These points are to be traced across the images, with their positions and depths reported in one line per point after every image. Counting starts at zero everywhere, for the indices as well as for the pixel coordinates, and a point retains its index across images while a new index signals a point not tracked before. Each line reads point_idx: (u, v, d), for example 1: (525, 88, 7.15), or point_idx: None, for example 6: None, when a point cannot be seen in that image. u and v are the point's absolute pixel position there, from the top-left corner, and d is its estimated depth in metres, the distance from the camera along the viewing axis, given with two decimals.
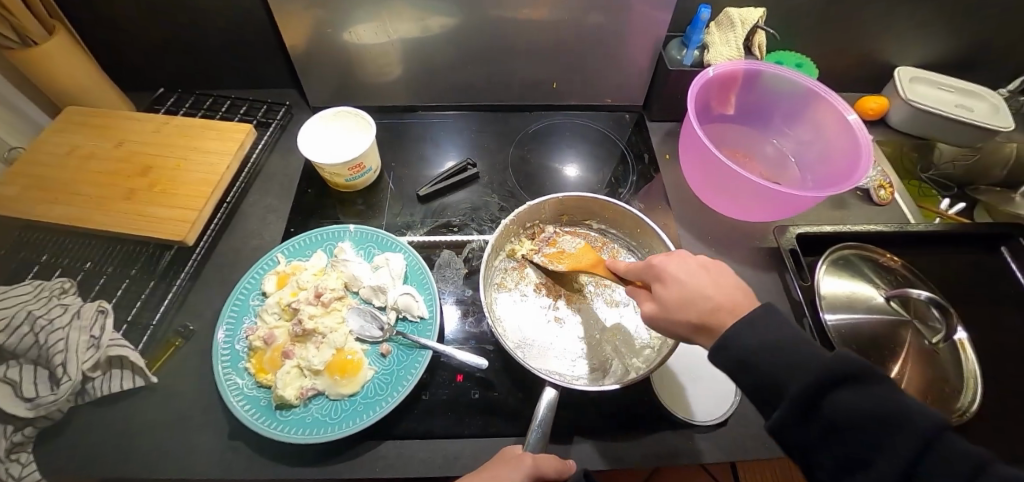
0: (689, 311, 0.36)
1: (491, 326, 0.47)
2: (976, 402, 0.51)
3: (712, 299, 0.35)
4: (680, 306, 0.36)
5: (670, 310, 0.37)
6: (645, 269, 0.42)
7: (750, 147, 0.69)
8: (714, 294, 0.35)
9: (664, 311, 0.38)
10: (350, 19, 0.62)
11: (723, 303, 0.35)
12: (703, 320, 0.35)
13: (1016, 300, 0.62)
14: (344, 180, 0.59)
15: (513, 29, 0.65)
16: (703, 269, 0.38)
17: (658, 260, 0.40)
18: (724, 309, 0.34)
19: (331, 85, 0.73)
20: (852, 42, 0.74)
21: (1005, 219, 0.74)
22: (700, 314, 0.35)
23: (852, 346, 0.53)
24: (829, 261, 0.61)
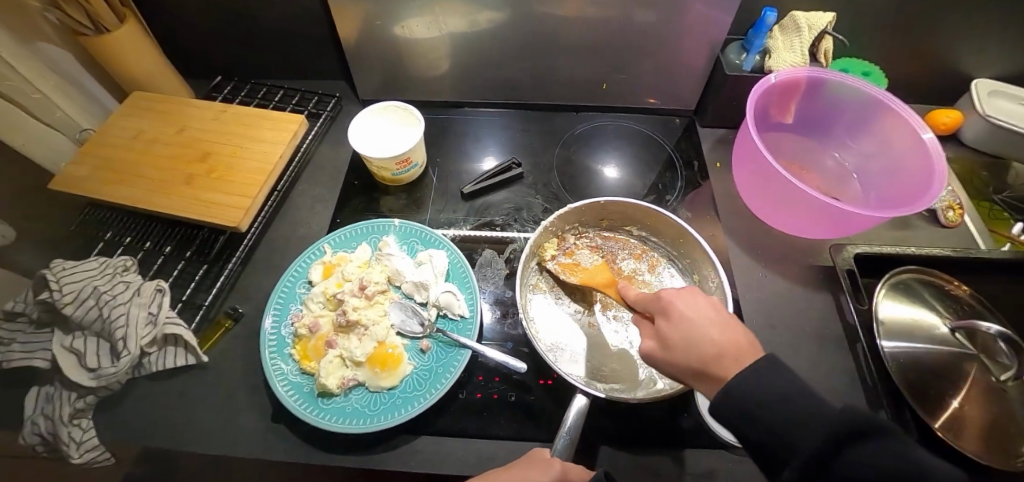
0: (692, 353, 0.34)
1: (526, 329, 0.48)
2: None
3: (716, 344, 0.33)
4: (682, 346, 0.35)
5: (672, 350, 0.36)
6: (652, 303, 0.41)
7: (808, 158, 0.66)
8: (718, 338, 0.34)
9: (666, 350, 0.37)
10: (404, 13, 0.62)
11: (726, 348, 0.33)
12: (703, 365, 0.33)
13: None
14: (390, 174, 0.59)
15: (564, 27, 0.64)
16: (711, 310, 0.36)
17: (665, 295, 0.39)
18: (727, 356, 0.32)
19: (380, 78, 0.73)
20: (926, 51, 0.69)
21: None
22: (702, 358, 0.33)
23: (911, 376, 0.50)
24: (888, 284, 0.57)
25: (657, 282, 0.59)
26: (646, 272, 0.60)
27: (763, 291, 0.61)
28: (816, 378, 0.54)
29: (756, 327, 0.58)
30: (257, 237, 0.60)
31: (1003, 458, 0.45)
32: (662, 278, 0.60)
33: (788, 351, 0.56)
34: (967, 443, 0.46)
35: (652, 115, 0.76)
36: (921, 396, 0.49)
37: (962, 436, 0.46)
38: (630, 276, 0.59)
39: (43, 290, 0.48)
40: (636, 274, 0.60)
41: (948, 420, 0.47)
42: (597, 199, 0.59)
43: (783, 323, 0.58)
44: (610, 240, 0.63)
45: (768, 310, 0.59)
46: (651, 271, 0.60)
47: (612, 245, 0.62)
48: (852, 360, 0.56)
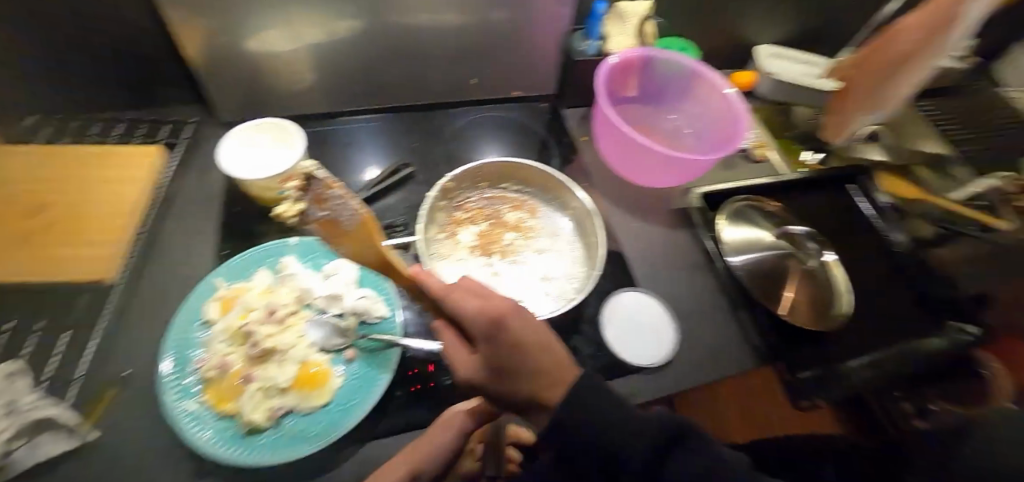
0: (520, 383, 0.34)
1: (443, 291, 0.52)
2: (844, 309, 0.67)
3: (541, 373, 0.33)
4: (507, 375, 0.34)
5: (498, 380, 0.35)
6: (470, 321, 0.36)
7: (652, 123, 0.79)
8: (542, 362, 0.34)
9: (493, 377, 0.35)
10: (254, 26, 0.59)
11: (552, 372, 0.34)
12: (534, 394, 0.33)
13: (844, 228, 0.84)
14: (276, 194, 0.57)
15: (425, 34, 0.68)
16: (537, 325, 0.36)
17: (492, 313, 0.35)
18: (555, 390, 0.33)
19: (240, 96, 0.69)
20: (716, 28, 0.88)
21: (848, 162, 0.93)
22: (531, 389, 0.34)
23: (753, 279, 0.66)
24: (731, 215, 0.74)
25: (540, 224, 0.66)
26: (529, 218, 0.66)
27: (640, 238, 0.73)
28: (688, 299, 0.68)
29: (638, 269, 0.69)
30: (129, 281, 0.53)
31: (815, 322, 0.64)
32: (543, 220, 0.66)
33: (666, 283, 0.69)
34: (795, 318, 0.63)
35: (518, 104, 0.83)
36: (760, 293, 0.65)
37: (793, 315, 0.64)
38: (517, 225, 0.64)
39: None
40: (522, 221, 0.65)
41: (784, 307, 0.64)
42: (472, 164, 0.63)
43: (657, 260, 0.71)
44: (492, 199, 0.67)
45: (645, 252, 0.71)
46: (532, 216, 0.66)
47: (494, 202, 0.66)
48: (710, 277, 0.71)
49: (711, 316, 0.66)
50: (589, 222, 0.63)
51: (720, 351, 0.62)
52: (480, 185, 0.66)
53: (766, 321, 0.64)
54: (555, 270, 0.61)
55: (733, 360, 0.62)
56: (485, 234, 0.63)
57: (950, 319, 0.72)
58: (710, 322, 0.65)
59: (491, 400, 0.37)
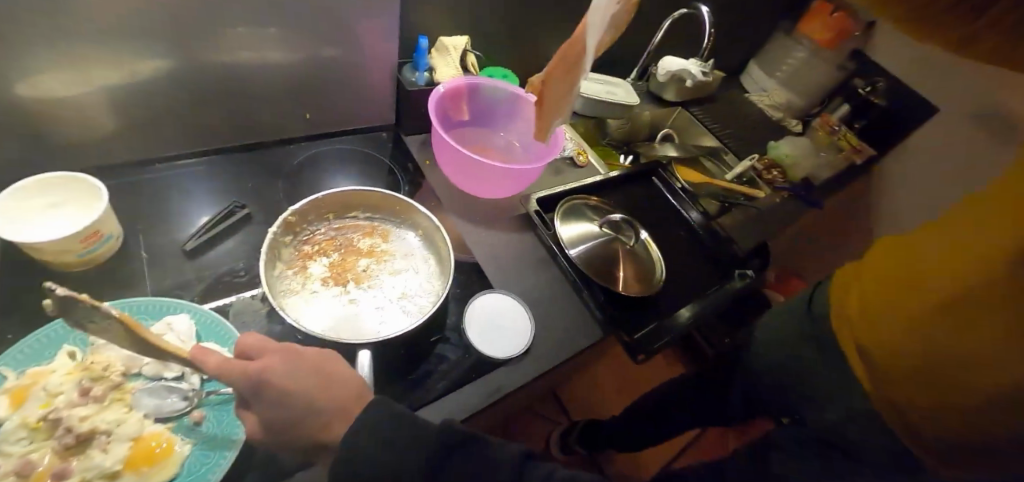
0: (302, 427, 0.41)
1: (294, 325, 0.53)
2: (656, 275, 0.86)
3: (320, 414, 0.42)
4: (288, 424, 0.42)
5: (280, 422, 0.41)
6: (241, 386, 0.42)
7: (489, 143, 0.91)
8: (322, 406, 0.42)
9: (275, 428, 0.42)
10: (24, 72, 0.53)
11: (331, 412, 0.42)
12: (316, 433, 0.42)
13: (652, 209, 1.06)
14: (75, 256, 0.52)
15: (246, 72, 0.69)
16: (308, 364, 0.44)
17: (257, 368, 0.41)
18: (333, 418, 0.42)
19: (7, 150, 0.59)
20: (530, 59, 1.05)
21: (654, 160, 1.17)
22: (310, 424, 0.42)
23: (588, 264, 0.81)
24: (566, 215, 0.88)
25: (394, 246, 0.71)
26: (382, 243, 0.71)
27: (492, 245, 0.82)
28: (538, 289, 0.79)
29: (491, 272, 0.79)
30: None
31: (639, 289, 0.82)
32: (397, 243, 0.72)
33: (518, 279, 0.80)
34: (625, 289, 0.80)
35: (360, 135, 0.87)
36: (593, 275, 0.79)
37: (623, 286, 0.80)
38: (370, 251, 0.69)
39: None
40: (375, 247, 0.70)
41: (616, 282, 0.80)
42: (316, 196, 0.66)
43: (507, 261, 0.81)
44: (341, 228, 0.71)
45: (496, 256, 0.81)
46: (385, 240, 0.71)
47: (344, 231, 0.70)
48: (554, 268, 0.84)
49: (559, 300, 0.79)
50: (438, 238, 0.70)
51: (570, 328, 0.75)
52: (327, 217, 0.69)
53: (602, 296, 0.78)
54: (412, 287, 0.67)
55: (581, 332, 0.75)
56: (338, 264, 0.66)
57: (736, 268, 0.97)
58: (556, 305, 0.78)
59: (279, 446, 0.44)
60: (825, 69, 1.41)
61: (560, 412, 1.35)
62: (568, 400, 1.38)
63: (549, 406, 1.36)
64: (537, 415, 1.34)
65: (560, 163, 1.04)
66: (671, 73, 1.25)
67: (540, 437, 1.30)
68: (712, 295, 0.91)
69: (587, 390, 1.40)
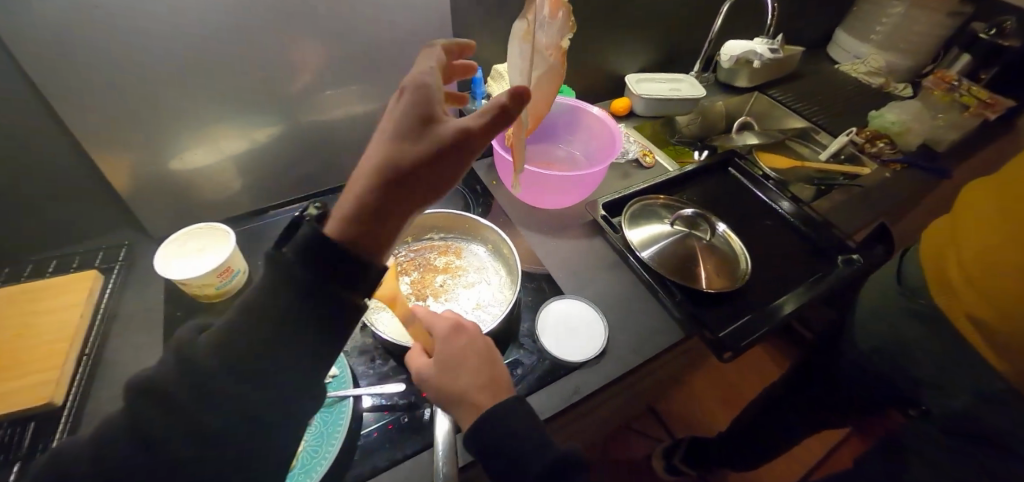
0: (468, 381, 0.49)
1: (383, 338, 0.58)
2: (745, 269, 0.78)
3: (485, 378, 0.49)
4: (455, 371, 0.49)
5: (451, 375, 0.49)
6: (436, 330, 0.53)
7: (549, 155, 0.92)
8: (486, 374, 0.50)
9: (442, 374, 0.50)
10: (177, 149, 0.68)
11: (488, 383, 0.49)
12: (475, 394, 0.48)
13: (735, 201, 0.97)
14: (214, 288, 0.59)
15: (336, 125, 0.80)
16: (485, 342, 0.54)
17: (457, 323, 0.53)
18: (493, 390, 0.49)
19: (173, 212, 0.75)
20: (585, 71, 1.07)
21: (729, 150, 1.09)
22: (474, 382, 0.49)
23: (663, 265, 0.76)
24: (631, 216, 0.85)
25: (467, 262, 0.74)
26: (456, 259, 0.74)
27: (563, 254, 0.83)
28: (612, 294, 0.77)
29: (562, 279, 0.78)
30: (83, 391, 0.51)
31: (726, 283, 0.75)
32: (469, 258, 0.75)
33: (592, 285, 0.78)
34: (711, 285, 0.74)
35: None
36: (672, 274, 0.75)
37: (707, 283, 0.74)
38: (446, 267, 0.72)
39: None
40: (449, 264, 0.73)
41: (698, 279, 0.74)
42: None
43: (578, 268, 0.81)
44: (419, 250, 0.76)
45: (566, 264, 0.81)
46: (459, 256, 0.75)
47: (422, 252, 0.75)
48: (630, 272, 0.80)
49: (635, 302, 0.76)
50: (505, 249, 0.72)
51: (652, 332, 0.71)
52: (406, 241, 0.75)
53: (679, 293, 0.74)
54: (486, 297, 0.69)
55: (665, 337, 0.70)
56: (418, 281, 0.69)
57: (839, 254, 0.84)
58: (633, 310, 0.74)
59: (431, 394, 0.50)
60: (934, 19, 1.21)
61: (659, 429, 1.24)
62: (667, 415, 1.27)
63: (645, 424, 1.26)
64: (635, 431, 1.25)
65: (625, 166, 1.02)
66: (734, 59, 1.17)
67: (640, 455, 1.20)
68: (819, 284, 0.79)
69: (686, 403, 1.29)
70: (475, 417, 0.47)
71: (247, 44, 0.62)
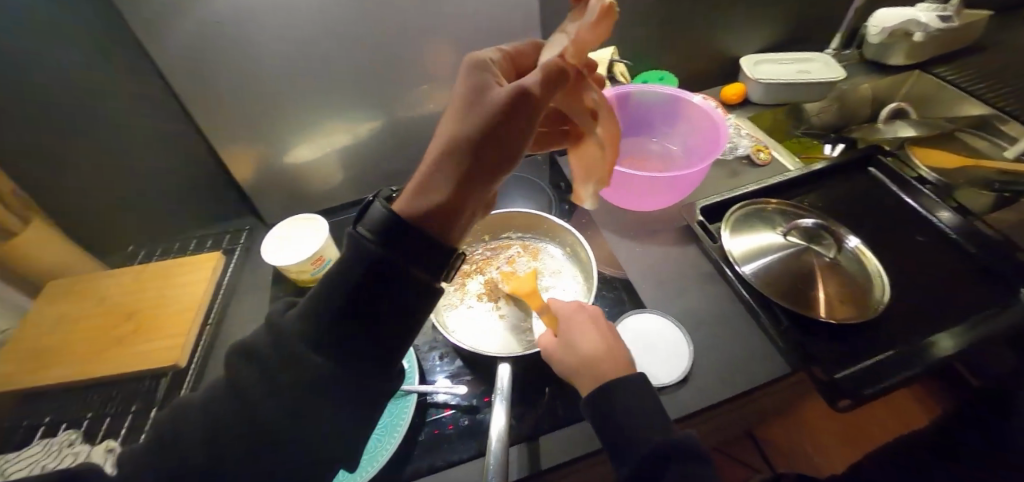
0: (590, 351, 0.49)
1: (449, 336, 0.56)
2: (886, 296, 0.61)
3: (605, 352, 0.49)
4: (575, 343, 0.50)
5: (570, 347, 0.50)
6: (560, 307, 0.55)
7: (641, 150, 0.83)
8: (606, 349, 0.49)
9: (563, 346, 0.51)
10: (288, 144, 0.75)
11: (609, 357, 0.49)
12: (595, 365, 0.48)
13: (884, 208, 0.77)
14: (310, 275, 0.64)
15: (425, 122, 0.82)
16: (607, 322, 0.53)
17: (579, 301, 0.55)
18: (615, 365, 0.48)
19: (285, 201, 0.83)
20: (691, 55, 0.94)
21: (872, 144, 0.87)
22: (595, 354, 0.49)
23: (771, 283, 0.62)
24: (733, 223, 0.72)
25: (542, 264, 0.69)
26: (531, 260, 0.70)
27: (648, 261, 0.74)
28: (700, 310, 0.67)
29: (649, 288, 0.70)
30: (204, 357, 0.59)
31: (858, 313, 0.59)
32: (546, 260, 0.70)
33: (677, 298, 0.69)
34: (838, 314, 0.59)
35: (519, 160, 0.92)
36: (785, 295, 0.61)
37: (834, 311, 0.59)
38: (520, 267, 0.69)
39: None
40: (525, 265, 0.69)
41: (820, 305, 0.59)
42: None
43: (668, 278, 0.71)
44: (497, 248, 0.72)
45: (654, 273, 0.72)
46: (534, 257, 0.70)
47: (500, 250, 0.71)
48: (728, 288, 0.69)
49: (728, 322, 0.65)
50: (583, 254, 0.66)
51: (745, 359, 0.60)
52: (483, 238, 0.71)
53: (786, 319, 0.61)
54: None
55: (764, 367, 0.58)
56: (492, 278, 0.66)
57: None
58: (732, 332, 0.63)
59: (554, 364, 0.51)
60: None
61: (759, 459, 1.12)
62: (769, 444, 1.13)
63: (742, 449, 1.15)
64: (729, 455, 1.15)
65: (730, 163, 0.88)
66: (886, 32, 0.94)
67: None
68: (1006, 323, 0.59)
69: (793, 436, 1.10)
70: (594, 387, 0.46)
71: (348, 42, 0.66)
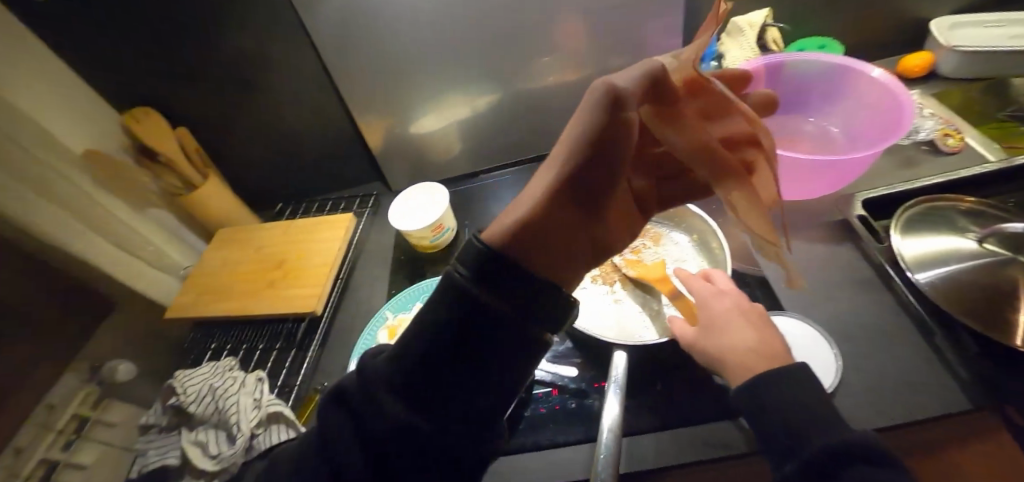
0: (737, 337, 0.42)
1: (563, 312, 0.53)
2: None
3: (756, 339, 0.42)
4: (718, 329, 0.45)
5: (712, 334, 0.45)
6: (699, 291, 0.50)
7: (791, 132, 0.71)
8: (757, 337, 0.42)
9: (703, 333, 0.45)
10: (414, 115, 0.78)
11: (761, 347, 0.41)
12: (743, 353, 0.41)
13: None
14: (429, 241, 0.66)
15: (545, 95, 0.80)
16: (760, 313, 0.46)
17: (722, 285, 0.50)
18: (771, 355, 0.40)
19: (408, 169, 0.87)
20: (865, 18, 0.78)
21: None
22: (743, 341, 0.42)
23: (956, 296, 0.46)
24: (903, 222, 0.56)
25: (664, 250, 0.63)
26: (652, 246, 0.64)
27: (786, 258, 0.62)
28: (852, 321, 0.54)
29: (800, 286, 0.58)
30: (334, 308, 0.66)
31: None
32: (669, 247, 0.63)
33: (821, 305, 0.56)
34: None
35: None
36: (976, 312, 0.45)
37: None
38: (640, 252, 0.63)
39: (47, 434, 0.61)
40: (646, 250, 0.63)
41: None
42: None
43: (827, 279, 0.59)
44: None
45: (808, 272, 0.61)
46: (656, 243, 0.64)
47: None
48: (892, 298, 0.54)
49: (883, 338, 0.51)
50: (717, 245, 0.58)
51: (901, 382, 0.46)
52: None
53: (978, 346, 0.45)
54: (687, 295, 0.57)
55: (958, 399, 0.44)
56: (612, 262, 0.62)
57: None
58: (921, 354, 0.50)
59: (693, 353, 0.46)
60: None
61: None
62: None
63: None
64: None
65: (905, 149, 0.72)
66: None
67: None
68: None
69: None
70: (744, 378, 0.39)
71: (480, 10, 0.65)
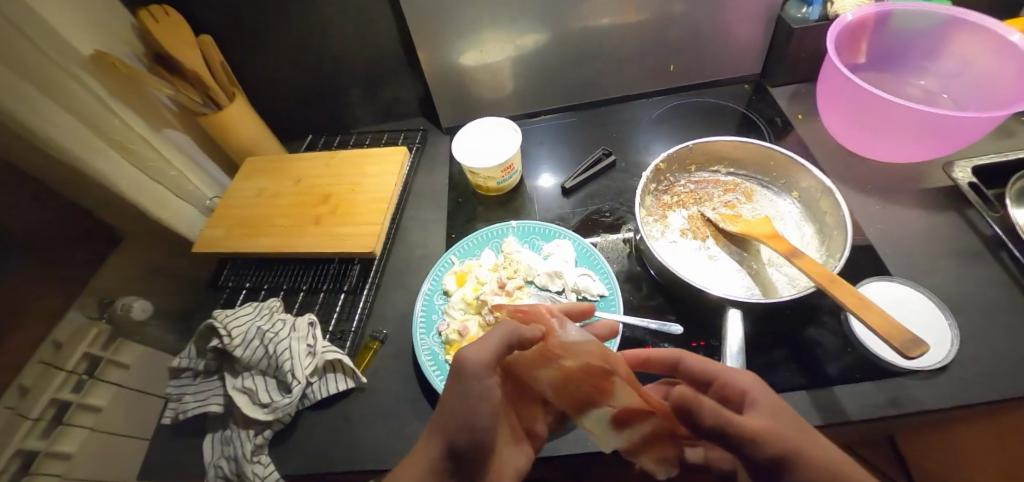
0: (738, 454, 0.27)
1: (662, 262, 0.47)
2: None
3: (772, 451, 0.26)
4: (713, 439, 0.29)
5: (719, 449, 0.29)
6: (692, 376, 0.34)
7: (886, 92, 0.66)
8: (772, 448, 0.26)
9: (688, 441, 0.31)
10: (477, 42, 0.68)
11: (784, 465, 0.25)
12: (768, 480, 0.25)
13: None
14: (495, 183, 0.60)
15: (623, 31, 0.70)
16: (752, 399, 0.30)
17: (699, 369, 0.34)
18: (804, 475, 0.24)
19: (461, 104, 0.78)
20: None
21: None
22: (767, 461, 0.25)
23: None
24: (1018, 192, 0.50)
25: (759, 207, 0.56)
26: (744, 202, 0.57)
27: (880, 222, 0.56)
28: (954, 292, 0.49)
29: (903, 247, 0.54)
30: (386, 252, 0.60)
31: None
32: (764, 204, 0.56)
33: (917, 275, 0.51)
34: None
35: (718, 88, 0.78)
36: None
37: None
38: (731, 208, 0.56)
39: (57, 372, 0.52)
40: (740, 207, 0.56)
41: None
42: (687, 143, 0.57)
43: (935, 243, 0.53)
44: (701, 183, 0.60)
45: (915, 231, 0.55)
46: (748, 200, 0.57)
47: (704, 187, 0.59)
48: (1001, 269, 0.50)
49: (982, 311, 0.47)
50: (825, 202, 0.51)
51: (1008, 355, 0.43)
52: (689, 169, 0.59)
53: None
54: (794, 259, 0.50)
55: None
56: (701, 215, 0.55)
57: None
58: None
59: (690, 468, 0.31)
60: None
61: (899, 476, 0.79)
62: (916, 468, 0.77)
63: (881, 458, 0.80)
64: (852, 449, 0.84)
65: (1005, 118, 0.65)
66: None
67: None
68: None
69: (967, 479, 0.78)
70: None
71: None
